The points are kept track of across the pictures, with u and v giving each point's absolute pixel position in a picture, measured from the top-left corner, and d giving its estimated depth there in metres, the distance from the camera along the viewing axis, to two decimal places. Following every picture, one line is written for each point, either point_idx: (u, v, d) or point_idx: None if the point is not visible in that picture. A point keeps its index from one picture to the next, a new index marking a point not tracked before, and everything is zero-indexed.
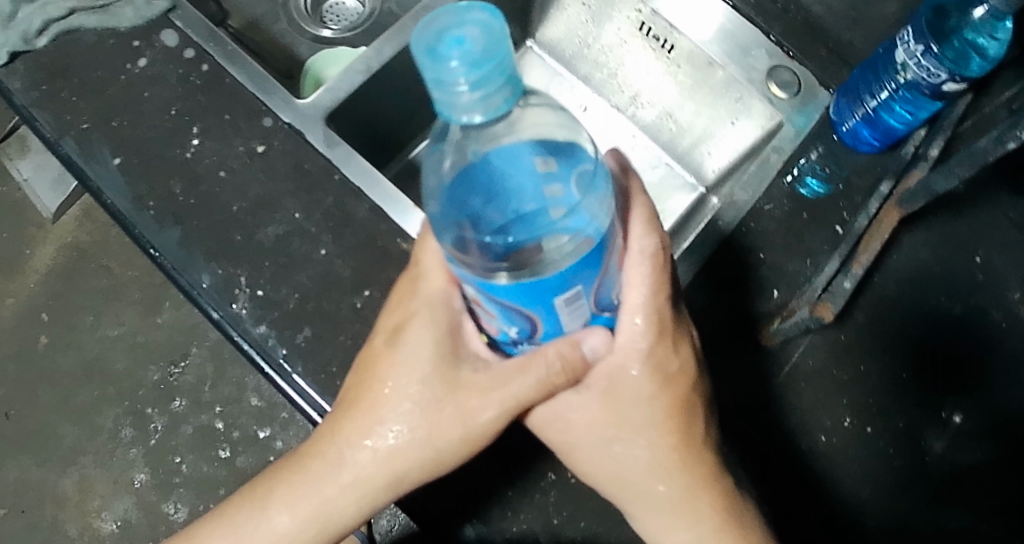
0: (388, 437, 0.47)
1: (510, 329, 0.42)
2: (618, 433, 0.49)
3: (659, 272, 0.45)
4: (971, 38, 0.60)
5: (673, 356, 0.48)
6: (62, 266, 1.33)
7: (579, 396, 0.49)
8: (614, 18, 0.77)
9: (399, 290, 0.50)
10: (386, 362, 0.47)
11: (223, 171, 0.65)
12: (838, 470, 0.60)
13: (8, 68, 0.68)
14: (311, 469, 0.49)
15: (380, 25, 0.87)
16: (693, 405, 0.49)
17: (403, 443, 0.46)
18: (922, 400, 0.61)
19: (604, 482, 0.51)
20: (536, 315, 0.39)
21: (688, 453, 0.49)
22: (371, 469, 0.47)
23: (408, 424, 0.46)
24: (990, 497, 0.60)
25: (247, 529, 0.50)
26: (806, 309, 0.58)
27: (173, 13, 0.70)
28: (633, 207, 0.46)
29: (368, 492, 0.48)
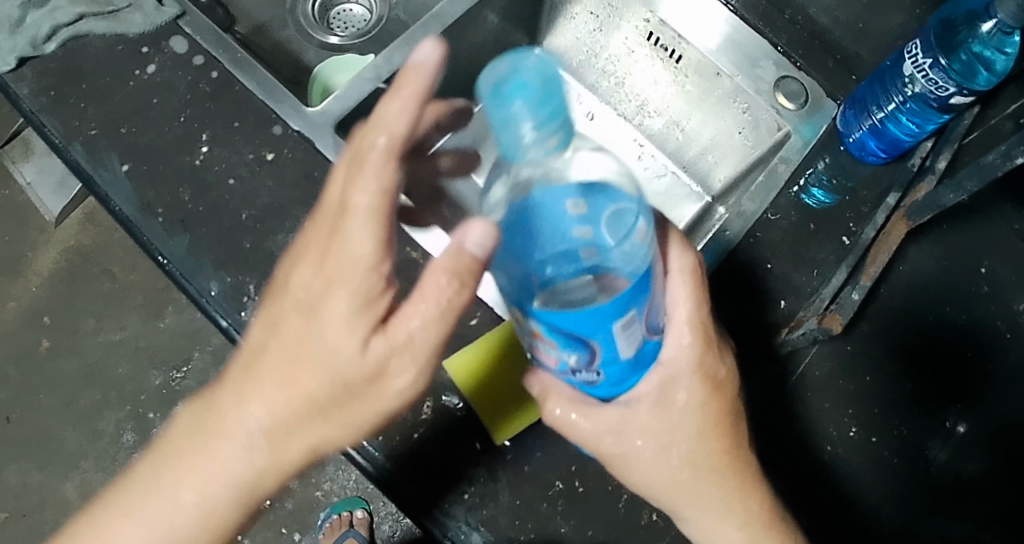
0: (299, 412, 0.41)
1: (569, 359, 0.43)
2: (674, 441, 0.49)
3: (698, 287, 0.49)
4: (978, 51, 0.60)
5: (719, 364, 0.49)
6: (64, 270, 1.33)
7: (630, 410, 0.49)
8: (622, 28, 0.80)
9: (317, 234, 0.40)
10: (289, 313, 0.40)
11: (233, 178, 0.65)
12: (856, 476, 0.60)
13: (16, 73, 0.68)
14: (214, 428, 0.43)
15: (388, 33, 0.87)
16: (737, 412, 0.51)
17: (308, 404, 0.40)
18: (926, 410, 0.62)
19: (655, 491, 0.51)
20: (596, 344, 0.41)
21: (734, 457, 0.50)
22: (281, 443, 0.42)
23: (320, 397, 0.40)
24: (989, 505, 0.61)
25: (150, 507, 0.45)
26: (815, 320, 0.59)
27: (183, 20, 0.69)
28: (664, 233, 0.49)
29: (278, 466, 0.43)
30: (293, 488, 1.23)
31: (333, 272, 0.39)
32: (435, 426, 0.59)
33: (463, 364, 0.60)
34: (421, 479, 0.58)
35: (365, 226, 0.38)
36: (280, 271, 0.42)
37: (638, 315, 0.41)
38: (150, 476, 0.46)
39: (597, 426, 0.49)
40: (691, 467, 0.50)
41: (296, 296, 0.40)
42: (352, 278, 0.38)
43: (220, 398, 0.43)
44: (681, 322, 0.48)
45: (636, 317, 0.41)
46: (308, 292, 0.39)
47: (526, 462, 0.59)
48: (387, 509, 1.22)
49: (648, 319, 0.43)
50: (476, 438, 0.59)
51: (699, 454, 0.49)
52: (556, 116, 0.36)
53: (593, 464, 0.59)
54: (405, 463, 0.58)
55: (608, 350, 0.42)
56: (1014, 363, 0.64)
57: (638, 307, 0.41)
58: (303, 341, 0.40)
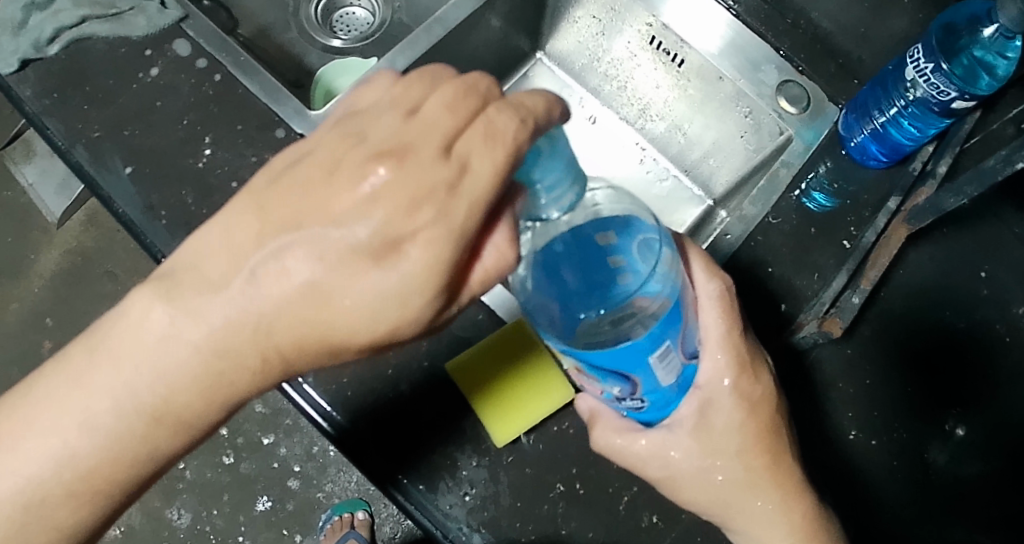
0: (326, 328, 0.37)
1: (613, 389, 0.46)
2: (717, 459, 0.50)
3: (728, 311, 0.49)
4: (979, 56, 0.60)
5: (754, 385, 0.50)
6: (67, 272, 1.34)
7: (674, 433, 0.50)
8: (625, 32, 0.78)
9: (406, 168, 0.34)
10: (354, 238, 0.35)
11: (236, 182, 0.65)
12: (863, 479, 0.60)
13: (19, 76, 0.68)
14: (202, 313, 0.38)
15: (390, 36, 0.88)
16: (777, 427, 0.51)
17: (340, 329, 0.37)
18: (925, 413, 0.62)
19: (703, 505, 0.52)
20: (636, 376, 0.44)
21: (778, 470, 0.50)
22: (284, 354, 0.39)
23: (350, 321, 0.37)
24: (990, 509, 0.60)
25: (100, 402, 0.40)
26: (815, 323, 0.60)
27: (185, 23, 0.69)
28: (690, 257, 0.51)
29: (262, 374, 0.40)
30: (294, 489, 1.23)
31: (430, 219, 0.34)
32: (435, 427, 0.59)
33: (463, 365, 0.60)
34: (423, 481, 0.58)
35: (479, 186, 0.34)
36: (339, 174, 0.35)
37: (672, 344, 0.43)
38: (99, 367, 0.40)
39: (647, 449, 0.51)
40: (736, 481, 0.50)
41: (370, 225, 0.35)
42: (452, 236, 0.35)
43: (222, 304, 0.37)
44: (715, 346, 0.49)
45: (670, 346, 0.43)
46: (383, 228, 0.35)
47: (527, 464, 0.59)
48: (389, 511, 1.22)
49: (683, 347, 0.46)
50: (478, 440, 0.59)
51: (743, 470, 0.50)
52: (552, 178, 0.38)
53: (593, 466, 0.59)
54: (406, 465, 0.59)
55: (648, 380, 0.44)
56: (1014, 367, 0.63)
57: (671, 334, 0.43)
58: (365, 268, 0.36)
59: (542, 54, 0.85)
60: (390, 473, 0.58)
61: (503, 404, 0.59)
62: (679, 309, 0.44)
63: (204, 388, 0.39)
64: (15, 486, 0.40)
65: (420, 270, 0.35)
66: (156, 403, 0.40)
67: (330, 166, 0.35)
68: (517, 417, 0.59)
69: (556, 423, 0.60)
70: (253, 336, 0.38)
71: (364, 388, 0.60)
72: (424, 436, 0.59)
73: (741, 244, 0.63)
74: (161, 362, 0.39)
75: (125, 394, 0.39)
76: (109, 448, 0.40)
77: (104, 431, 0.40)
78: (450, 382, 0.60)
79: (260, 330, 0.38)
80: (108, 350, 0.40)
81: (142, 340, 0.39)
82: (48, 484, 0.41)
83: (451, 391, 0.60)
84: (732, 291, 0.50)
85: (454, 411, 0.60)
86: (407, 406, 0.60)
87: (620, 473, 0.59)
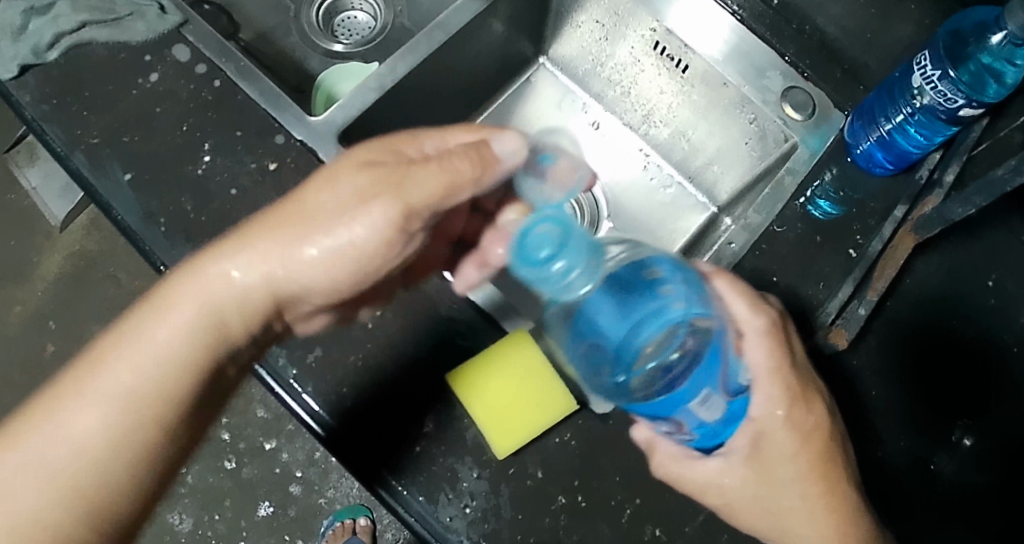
0: (313, 249, 0.47)
1: (662, 426, 0.52)
2: (772, 486, 0.50)
3: (771, 342, 0.49)
4: (988, 63, 0.59)
5: (807, 414, 0.48)
6: (69, 275, 1.33)
7: (726, 462, 0.50)
8: (628, 37, 0.77)
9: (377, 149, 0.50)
10: (331, 190, 0.48)
11: (235, 189, 0.64)
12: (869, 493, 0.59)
13: (18, 81, 0.67)
14: (236, 252, 0.47)
15: (392, 40, 0.87)
16: (835, 456, 0.49)
17: (334, 270, 0.49)
18: (931, 424, 0.60)
19: (764, 530, 0.52)
20: (681, 420, 0.49)
21: (835, 498, 0.49)
22: (293, 274, 0.48)
23: (332, 244, 0.48)
24: (1000, 521, 0.59)
25: (142, 342, 0.45)
26: (818, 335, 0.60)
27: (185, 28, 0.69)
28: (722, 287, 0.50)
29: (275, 291, 0.48)
30: (296, 495, 1.23)
31: (387, 160, 0.49)
32: (434, 437, 0.59)
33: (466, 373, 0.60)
34: (423, 492, 0.58)
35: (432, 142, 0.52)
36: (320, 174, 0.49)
37: (713, 392, 0.48)
38: (145, 318, 0.46)
39: (703, 476, 0.52)
40: (788, 506, 0.50)
41: (349, 186, 0.47)
42: (398, 155, 0.50)
43: (210, 282, 0.47)
44: (762, 374, 0.48)
45: (710, 396, 0.48)
46: (354, 182, 0.48)
47: (529, 476, 0.58)
48: (390, 518, 1.21)
49: (726, 384, 0.49)
50: (479, 452, 0.59)
51: (800, 498, 0.49)
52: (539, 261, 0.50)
53: (596, 478, 0.58)
54: (405, 475, 0.58)
55: (694, 421, 0.50)
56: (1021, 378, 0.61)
57: (708, 384, 0.48)
58: (348, 262, 0.49)
59: (543, 59, 0.84)
60: (389, 483, 0.58)
61: (505, 418, 0.58)
62: (714, 354, 0.49)
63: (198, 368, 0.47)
64: (71, 445, 0.43)
65: (361, 179, 0.48)
66: (211, 330, 0.47)
67: (313, 180, 0.49)
68: (519, 432, 0.58)
69: (557, 434, 0.59)
70: (282, 281, 0.48)
71: (363, 398, 0.59)
72: (424, 445, 0.59)
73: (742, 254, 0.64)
74: (203, 301, 0.47)
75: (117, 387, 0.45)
76: (89, 453, 0.44)
77: (152, 367, 0.45)
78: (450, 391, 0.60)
79: (246, 311, 0.48)
80: (150, 299, 0.47)
81: (191, 282, 0.47)
82: (100, 440, 0.44)
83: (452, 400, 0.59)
84: (776, 322, 0.49)
85: (453, 423, 0.59)
86: (405, 415, 0.59)
87: (622, 485, 0.58)
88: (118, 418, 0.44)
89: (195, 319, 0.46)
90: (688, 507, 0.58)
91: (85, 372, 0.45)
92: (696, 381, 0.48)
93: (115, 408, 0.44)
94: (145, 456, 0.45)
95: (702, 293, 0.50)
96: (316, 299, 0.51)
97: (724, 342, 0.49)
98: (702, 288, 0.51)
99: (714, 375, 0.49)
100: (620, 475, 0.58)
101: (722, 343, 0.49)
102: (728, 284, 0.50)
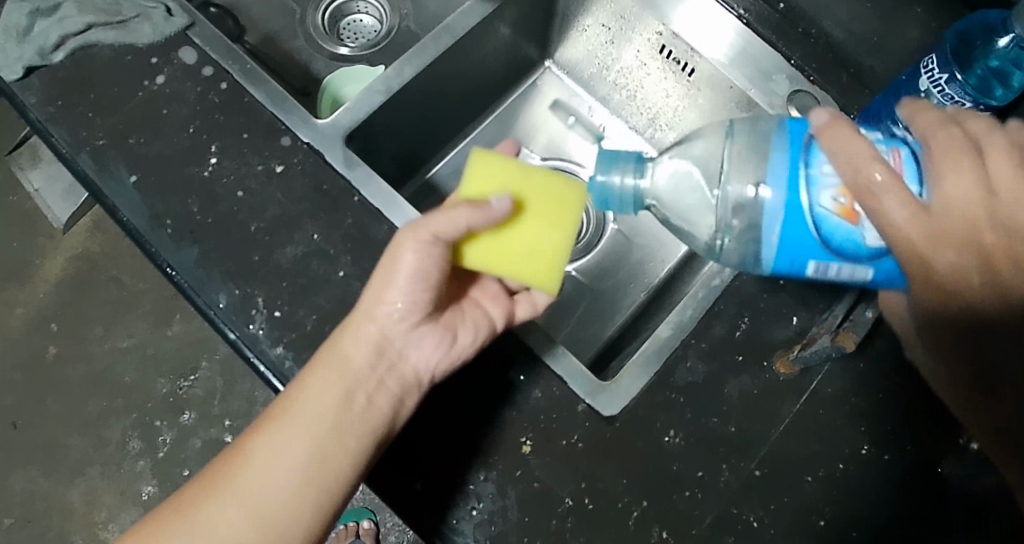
0: (357, 344, 0.56)
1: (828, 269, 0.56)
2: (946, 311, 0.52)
3: (952, 223, 0.49)
4: (995, 66, 0.59)
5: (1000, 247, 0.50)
6: (72, 277, 1.34)
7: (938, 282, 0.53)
8: (633, 41, 0.77)
9: None
10: None
11: (242, 191, 0.64)
12: (857, 498, 0.58)
13: (24, 83, 0.67)
14: (309, 371, 0.56)
15: (398, 43, 0.87)
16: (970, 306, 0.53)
17: (377, 316, 0.56)
18: (939, 425, 0.60)
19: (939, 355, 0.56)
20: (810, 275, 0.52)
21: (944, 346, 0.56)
22: (332, 370, 0.55)
23: (365, 336, 0.56)
24: (1007, 520, 0.57)
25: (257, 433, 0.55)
26: (828, 337, 0.58)
27: (192, 30, 0.69)
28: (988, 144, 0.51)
29: (344, 333, 0.56)
30: None
31: None
32: (442, 454, 0.58)
33: (489, 377, 0.60)
34: (425, 487, 0.58)
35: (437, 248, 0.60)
36: None
37: (826, 261, 0.49)
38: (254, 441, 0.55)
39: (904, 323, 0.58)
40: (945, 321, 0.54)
41: None
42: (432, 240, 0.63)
43: (344, 363, 0.55)
44: (951, 266, 0.50)
45: (826, 262, 0.50)
46: None
47: (536, 478, 0.58)
48: (394, 521, 1.20)
49: (836, 240, 0.48)
50: (486, 456, 0.59)
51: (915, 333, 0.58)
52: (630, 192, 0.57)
53: (602, 480, 0.58)
54: (412, 470, 0.58)
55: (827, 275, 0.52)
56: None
57: (820, 255, 0.49)
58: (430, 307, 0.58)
59: (549, 62, 0.86)
60: (430, 388, 0.59)
61: (527, 257, 0.57)
62: (802, 220, 0.48)
63: (306, 394, 0.55)
64: (253, 502, 0.53)
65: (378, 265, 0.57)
66: (286, 437, 0.54)
67: None
68: (554, 267, 0.57)
69: (564, 437, 0.59)
70: (328, 363, 0.56)
71: None
72: (435, 441, 0.59)
73: None
74: (287, 410, 0.55)
75: (303, 455, 0.54)
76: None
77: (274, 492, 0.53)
78: (472, 390, 0.60)
79: (420, 398, 0.58)
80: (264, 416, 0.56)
81: (266, 440, 0.55)
82: (244, 528, 0.53)
83: (475, 398, 0.60)
84: (991, 246, 0.49)
85: (459, 435, 0.59)
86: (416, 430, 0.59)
87: (629, 486, 0.58)
88: (247, 513, 0.53)
89: (295, 382, 0.56)
90: (695, 510, 0.58)
91: (267, 443, 0.54)
92: (796, 258, 0.50)
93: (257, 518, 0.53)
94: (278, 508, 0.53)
95: (776, 146, 0.51)
96: (359, 351, 0.56)
97: (823, 200, 0.48)
98: (919, 160, 0.51)
99: (820, 244, 0.49)
100: (627, 477, 0.58)
101: (820, 202, 0.48)
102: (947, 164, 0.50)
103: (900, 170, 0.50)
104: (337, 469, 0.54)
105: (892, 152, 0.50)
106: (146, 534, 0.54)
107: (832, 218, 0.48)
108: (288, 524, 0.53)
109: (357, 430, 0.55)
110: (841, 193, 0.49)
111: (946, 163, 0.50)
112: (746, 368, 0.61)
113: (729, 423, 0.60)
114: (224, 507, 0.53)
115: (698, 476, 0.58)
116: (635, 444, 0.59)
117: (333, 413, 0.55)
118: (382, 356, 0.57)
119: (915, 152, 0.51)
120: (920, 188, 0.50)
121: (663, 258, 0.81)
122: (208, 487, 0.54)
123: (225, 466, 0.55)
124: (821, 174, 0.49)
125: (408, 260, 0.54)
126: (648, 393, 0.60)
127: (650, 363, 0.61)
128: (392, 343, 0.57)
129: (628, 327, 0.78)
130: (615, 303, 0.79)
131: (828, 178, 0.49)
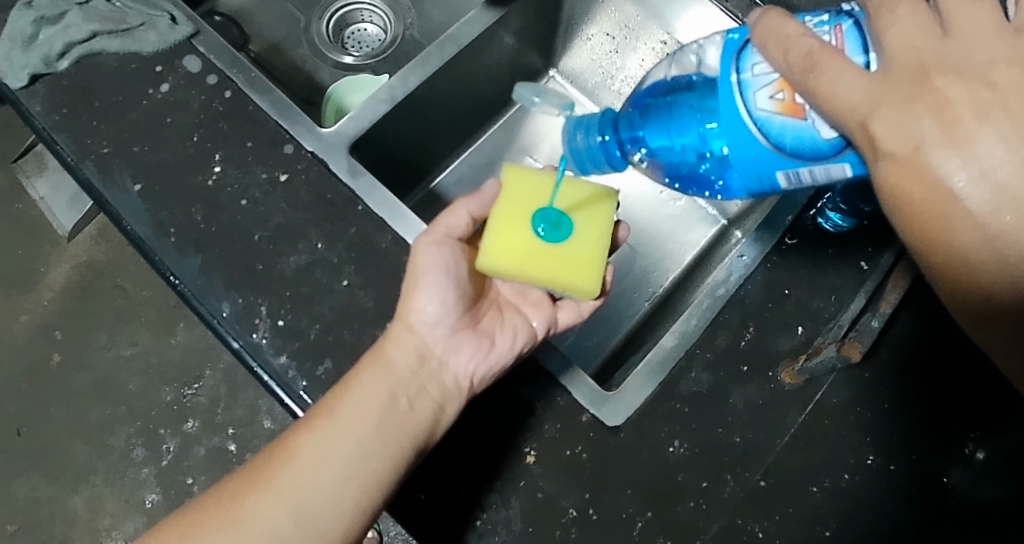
0: (395, 350, 0.57)
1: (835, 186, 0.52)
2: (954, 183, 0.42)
3: (909, 83, 0.43)
4: None
5: (975, 91, 0.42)
6: (76, 285, 1.34)
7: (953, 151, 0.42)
8: (638, 50, 0.79)
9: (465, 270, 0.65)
10: None
11: (246, 200, 0.64)
12: (862, 510, 0.58)
13: (29, 90, 0.67)
14: (349, 377, 0.57)
15: (402, 53, 0.88)
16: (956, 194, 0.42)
17: (411, 320, 0.58)
18: (945, 436, 0.60)
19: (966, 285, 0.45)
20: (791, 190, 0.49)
21: (950, 273, 0.45)
22: (373, 376, 0.56)
23: (404, 344, 0.58)
24: None
25: (292, 436, 0.55)
26: (833, 347, 0.58)
27: (196, 39, 0.69)
28: None
29: (385, 339, 0.58)
30: None
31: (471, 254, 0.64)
32: (464, 470, 0.58)
33: (491, 386, 0.60)
34: (427, 497, 0.57)
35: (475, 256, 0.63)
36: None
37: (795, 168, 0.46)
38: (290, 442, 0.55)
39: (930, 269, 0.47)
40: (950, 210, 0.42)
41: None
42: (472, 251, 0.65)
43: (389, 366, 0.57)
44: (915, 137, 0.43)
45: (795, 169, 0.47)
46: None
47: (540, 489, 0.58)
48: (397, 530, 1.20)
49: (793, 143, 0.46)
50: (498, 472, 0.58)
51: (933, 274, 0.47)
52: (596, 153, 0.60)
53: (607, 491, 0.58)
54: (415, 480, 0.58)
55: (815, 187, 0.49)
56: (1004, 149, 0.41)
57: (780, 164, 0.46)
58: (466, 313, 0.61)
59: (554, 71, 0.86)
60: (467, 398, 0.59)
61: (563, 259, 0.59)
62: (747, 131, 0.46)
63: (343, 398, 0.56)
64: (289, 500, 0.52)
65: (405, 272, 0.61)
66: (322, 434, 0.54)
67: None
68: (593, 264, 0.59)
69: (568, 448, 0.59)
70: (367, 368, 0.57)
71: None
72: (440, 450, 0.59)
73: (756, 267, 0.64)
74: (325, 409, 0.55)
75: (347, 455, 0.54)
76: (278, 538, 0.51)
77: (310, 490, 0.52)
78: (476, 399, 0.60)
79: (459, 406, 0.58)
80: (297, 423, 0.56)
81: (303, 441, 0.54)
82: (279, 523, 0.52)
83: (493, 413, 0.60)
84: (952, 84, 0.43)
85: (482, 450, 0.59)
86: (442, 447, 0.59)
87: (633, 497, 0.58)
88: (282, 508, 0.52)
89: (334, 388, 0.57)
90: (699, 520, 0.57)
91: (313, 440, 0.54)
92: (763, 173, 0.47)
93: (294, 515, 0.52)
94: (315, 505, 0.52)
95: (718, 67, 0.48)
96: (399, 357, 0.57)
97: (761, 103, 0.45)
98: (866, 29, 0.46)
99: (774, 152, 0.46)
100: (632, 488, 0.58)
101: (759, 104, 0.45)
102: (886, 18, 0.45)
103: (842, 45, 0.46)
104: (378, 468, 0.54)
105: (831, 28, 0.47)
106: (180, 530, 0.52)
107: (775, 118, 0.45)
108: (327, 519, 0.52)
109: (399, 432, 0.55)
110: (779, 89, 0.46)
111: (892, 14, 0.45)
112: (751, 379, 0.61)
113: (734, 433, 0.60)
114: (263, 500, 0.52)
115: (703, 487, 0.58)
116: (638, 454, 0.59)
117: (379, 417, 0.55)
118: (424, 363, 0.58)
119: (860, 19, 0.47)
120: (866, 58, 0.46)
121: (667, 268, 0.81)
122: (250, 480, 0.54)
123: (262, 467, 0.54)
124: (754, 75, 0.46)
125: (426, 259, 0.59)
126: (652, 403, 0.60)
127: (654, 373, 0.61)
128: (432, 350, 0.59)
129: (632, 337, 0.77)
130: (619, 313, 0.79)
131: (763, 77, 0.46)
